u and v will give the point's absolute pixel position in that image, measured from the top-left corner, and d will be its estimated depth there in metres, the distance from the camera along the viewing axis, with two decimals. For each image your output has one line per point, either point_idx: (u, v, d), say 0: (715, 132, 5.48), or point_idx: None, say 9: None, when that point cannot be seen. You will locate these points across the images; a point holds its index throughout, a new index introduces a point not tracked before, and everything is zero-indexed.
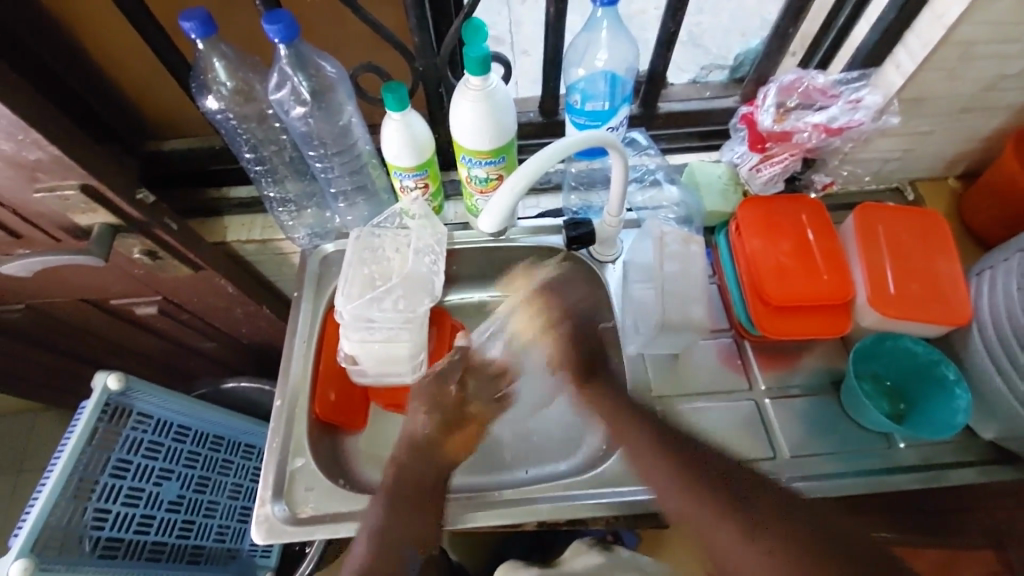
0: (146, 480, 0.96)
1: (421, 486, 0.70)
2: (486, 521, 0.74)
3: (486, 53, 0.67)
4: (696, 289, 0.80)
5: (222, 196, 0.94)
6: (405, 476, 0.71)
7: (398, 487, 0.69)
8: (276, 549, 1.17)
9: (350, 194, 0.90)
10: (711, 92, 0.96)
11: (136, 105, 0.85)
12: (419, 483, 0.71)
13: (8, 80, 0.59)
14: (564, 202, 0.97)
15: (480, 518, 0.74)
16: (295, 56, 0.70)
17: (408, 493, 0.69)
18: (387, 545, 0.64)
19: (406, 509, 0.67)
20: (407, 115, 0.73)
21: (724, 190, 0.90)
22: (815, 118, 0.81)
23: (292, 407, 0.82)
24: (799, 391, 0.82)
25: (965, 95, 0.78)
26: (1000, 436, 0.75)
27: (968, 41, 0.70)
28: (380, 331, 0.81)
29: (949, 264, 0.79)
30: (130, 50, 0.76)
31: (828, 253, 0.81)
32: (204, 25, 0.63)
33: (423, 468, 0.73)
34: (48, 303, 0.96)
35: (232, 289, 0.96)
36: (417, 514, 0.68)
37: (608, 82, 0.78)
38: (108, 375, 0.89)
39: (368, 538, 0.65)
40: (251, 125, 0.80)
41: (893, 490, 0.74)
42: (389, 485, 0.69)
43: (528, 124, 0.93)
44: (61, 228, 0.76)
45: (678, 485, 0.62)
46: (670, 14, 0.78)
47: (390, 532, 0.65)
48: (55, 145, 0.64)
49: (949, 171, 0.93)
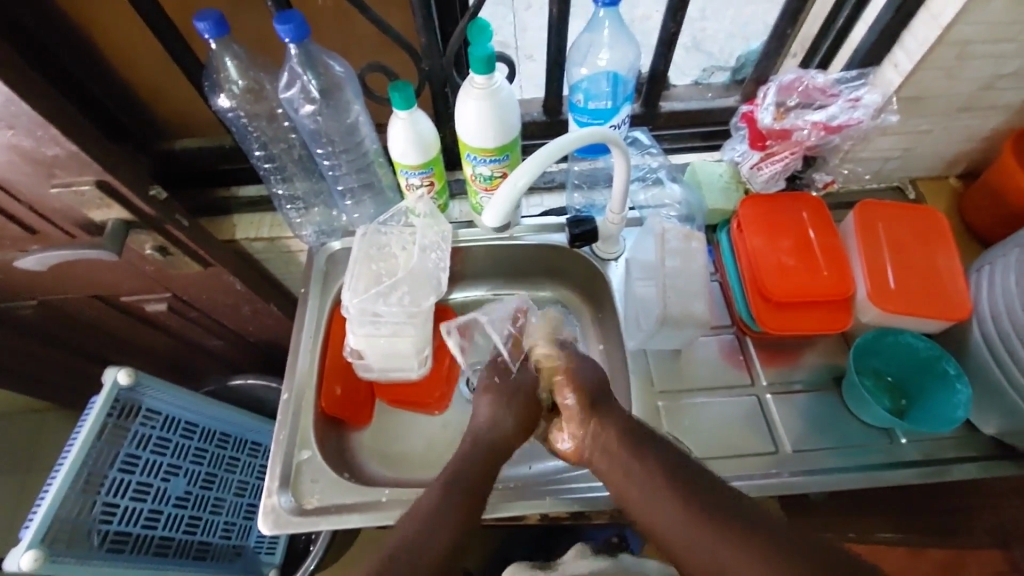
0: (154, 476, 0.97)
1: (475, 489, 0.64)
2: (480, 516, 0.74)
3: (491, 52, 0.68)
4: (698, 285, 0.81)
5: (232, 195, 0.96)
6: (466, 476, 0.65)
7: (463, 490, 0.63)
8: (281, 546, 1.21)
9: (357, 192, 0.92)
10: (713, 93, 0.97)
11: (149, 106, 0.87)
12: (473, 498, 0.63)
13: (31, 79, 0.62)
14: (567, 200, 0.98)
15: (497, 509, 0.74)
16: (305, 56, 0.71)
17: (462, 499, 0.62)
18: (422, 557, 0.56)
19: (452, 502, 0.61)
20: (413, 114, 0.75)
21: (725, 188, 0.92)
22: (814, 117, 0.82)
23: (299, 400, 0.83)
24: (802, 387, 0.82)
25: (963, 94, 0.79)
26: (1001, 431, 0.75)
27: (964, 40, 0.71)
28: (386, 325, 0.82)
29: (948, 259, 0.79)
30: (145, 53, 0.79)
31: (828, 250, 0.81)
32: (217, 25, 0.65)
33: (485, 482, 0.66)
34: (60, 299, 0.98)
35: (241, 286, 0.97)
36: (453, 521, 0.60)
37: (610, 82, 0.80)
38: (118, 370, 0.89)
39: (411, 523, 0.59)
40: (261, 123, 0.82)
41: (894, 485, 0.74)
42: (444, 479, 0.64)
43: (532, 123, 0.94)
44: (76, 223, 0.78)
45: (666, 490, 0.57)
46: (670, 14, 0.79)
47: (445, 512, 0.60)
48: (72, 143, 0.66)
49: (949, 171, 0.94)
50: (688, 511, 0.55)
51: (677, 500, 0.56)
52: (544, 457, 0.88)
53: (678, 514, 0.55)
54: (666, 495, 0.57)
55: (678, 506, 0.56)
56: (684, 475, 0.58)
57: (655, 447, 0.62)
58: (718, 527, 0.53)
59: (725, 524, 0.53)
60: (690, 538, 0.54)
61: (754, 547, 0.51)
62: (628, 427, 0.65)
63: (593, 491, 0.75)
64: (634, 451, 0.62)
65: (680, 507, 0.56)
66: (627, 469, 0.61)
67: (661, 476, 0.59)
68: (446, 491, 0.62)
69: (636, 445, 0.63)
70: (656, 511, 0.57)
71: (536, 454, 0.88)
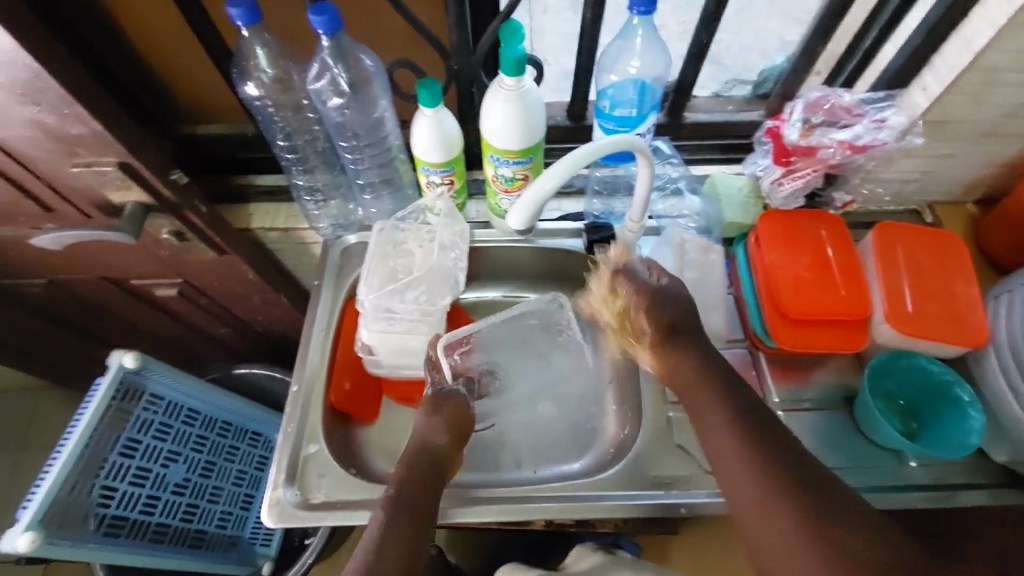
0: (154, 461, 0.97)
1: (422, 498, 0.64)
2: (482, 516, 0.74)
3: (522, 55, 0.68)
4: (715, 297, 0.83)
5: (249, 183, 0.97)
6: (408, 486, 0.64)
7: (405, 500, 0.63)
8: (276, 538, 1.19)
9: (376, 187, 0.92)
10: (734, 106, 0.96)
11: (173, 90, 0.87)
12: (428, 508, 0.63)
13: (62, 57, 0.61)
14: (586, 206, 0.98)
15: (468, 514, 0.74)
16: (337, 49, 0.71)
17: (410, 503, 0.63)
18: (388, 546, 0.59)
19: (400, 502, 0.63)
20: (439, 112, 0.75)
21: (744, 203, 0.91)
22: (840, 135, 0.82)
23: (308, 393, 0.82)
24: (812, 405, 0.82)
25: (987, 120, 0.79)
26: (1011, 459, 0.76)
27: (993, 67, 0.71)
28: (401, 322, 0.83)
29: (966, 285, 0.79)
30: (170, 36, 0.78)
31: (846, 269, 0.81)
32: (250, 12, 0.65)
33: (429, 486, 0.66)
34: (70, 279, 0.97)
35: (254, 275, 0.97)
36: (407, 518, 0.61)
37: (637, 89, 0.79)
38: (125, 354, 0.87)
39: (363, 547, 0.59)
40: (287, 113, 0.82)
41: (900, 508, 0.74)
42: (393, 489, 0.64)
43: (555, 127, 0.94)
44: (95, 204, 0.77)
45: (741, 443, 0.59)
46: (703, 26, 0.79)
47: (398, 512, 0.62)
48: (98, 122, 0.66)
49: (967, 197, 0.94)
50: (746, 456, 0.58)
51: (748, 458, 0.58)
52: (554, 460, 0.87)
53: (744, 472, 0.58)
54: (736, 441, 0.60)
55: (746, 465, 0.58)
56: (750, 419, 0.61)
57: (726, 386, 0.64)
58: (770, 479, 0.56)
59: (797, 495, 0.55)
60: (741, 479, 0.58)
61: (806, 519, 0.54)
62: (713, 369, 0.66)
63: (604, 497, 0.75)
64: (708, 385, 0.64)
65: (747, 460, 0.58)
66: (698, 405, 0.64)
67: (732, 418, 0.61)
68: (396, 499, 0.63)
69: (720, 386, 0.64)
70: (722, 449, 0.61)
71: (545, 457, 0.87)
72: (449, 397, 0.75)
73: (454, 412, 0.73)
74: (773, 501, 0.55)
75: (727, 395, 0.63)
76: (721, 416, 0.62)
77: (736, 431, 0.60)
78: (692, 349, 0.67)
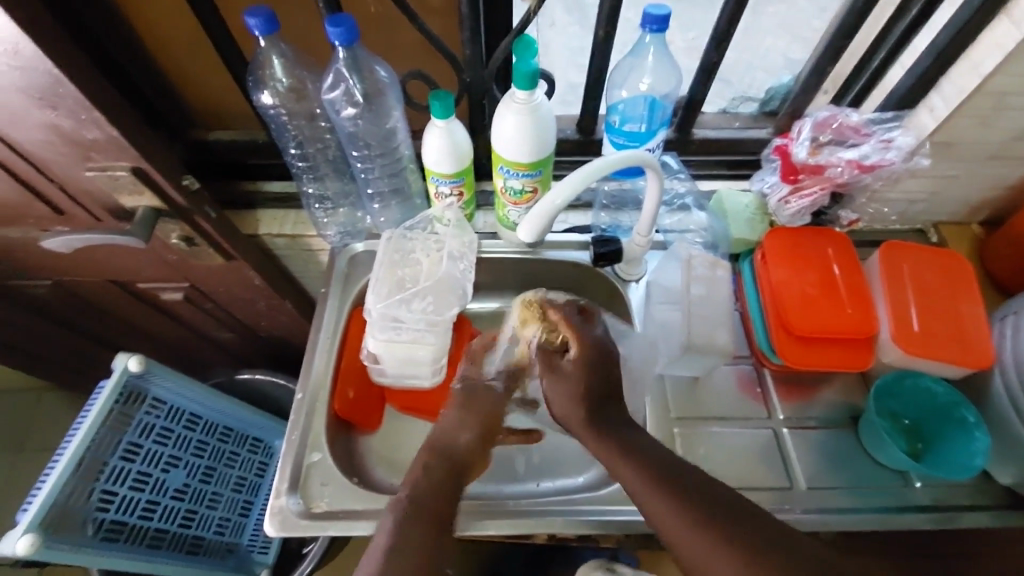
0: (154, 466, 0.96)
1: (444, 510, 0.62)
2: (492, 529, 0.73)
3: (535, 69, 0.69)
4: (721, 313, 0.82)
5: (257, 189, 0.96)
6: (427, 494, 0.63)
7: (424, 511, 0.61)
8: (274, 546, 1.18)
9: (385, 196, 0.92)
10: (741, 123, 0.97)
11: (187, 97, 0.87)
12: (443, 517, 0.61)
13: (82, 63, 0.62)
14: (593, 219, 0.99)
15: (475, 528, 0.73)
16: (352, 60, 0.72)
17: (432, 513, 0.61)
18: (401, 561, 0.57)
19: (416, 530, 0.60)
20: (450, 123, 0.75)
21: (750, 220, 0.91)
22: (848, 154, 0.82)
23: (313, 400, 0.82)
24: (817, 423, 0.82)
25: (993, 143, 0.80)
26: (1015, 481, 0.75)
27: (1001, 91, 0.72)
28: (407, 332, 0.82)
29: (973, 306, 0.80)
30: (186, 44, 0.79)
31: (852, 287, 0.82)
32: (268, 23, 0.65)
33: (448, 493, 0.64)
34: (75, 281, 0.97)
35: (260, 280, 0.97)
36: (425, 532, 0.60)
37: (647, 106, 0.80)
38: (129, 357, 0.88)
39: (379, 552, 0.58)
40: (300, 122, 0.83)
41: (904, 529, 0.74)
42: (408, 497, 0.62)
43: (565, 141, 0.95)
44: (106, 208, 0.78)
45: (656, 489, 0.58)
46: (715, 44, 0.80)
47: (422, 507, 0.61)
48: (115, 127, 0.66)
49: (972, 218, 0.95)
50: (667, 504, 0.57)
51: (668, 506, 0.57)
52: (554, 474, 0.87)
53: (670, 518, 0.56)
54: (650, 486, 0.58)
55: (669, 512, 0.56)
56: (657, 463, 0.60)
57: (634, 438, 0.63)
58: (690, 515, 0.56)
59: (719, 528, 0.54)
60: (673, 528, 0.56)
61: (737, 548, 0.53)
62: (613, 423, 0.65)
63: (605, 513, 0.75)
64: (615, 443, 0.62)
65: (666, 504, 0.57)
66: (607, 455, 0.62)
67: (642, 469, 0.60)
68: (413, 513, 0.61)
69: (620, 437, 0.63)
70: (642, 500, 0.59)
71: (547, 470, 0.88)
72: (481, 393, 0.76)
73: (483, 409, 0.74)
74: (704, 539, 0.54)
75: (632, 447, 0.62)
76: (631, 470, 0.60)
77: (649, 483, 0.59)
78: (601, 420, 0.64)
